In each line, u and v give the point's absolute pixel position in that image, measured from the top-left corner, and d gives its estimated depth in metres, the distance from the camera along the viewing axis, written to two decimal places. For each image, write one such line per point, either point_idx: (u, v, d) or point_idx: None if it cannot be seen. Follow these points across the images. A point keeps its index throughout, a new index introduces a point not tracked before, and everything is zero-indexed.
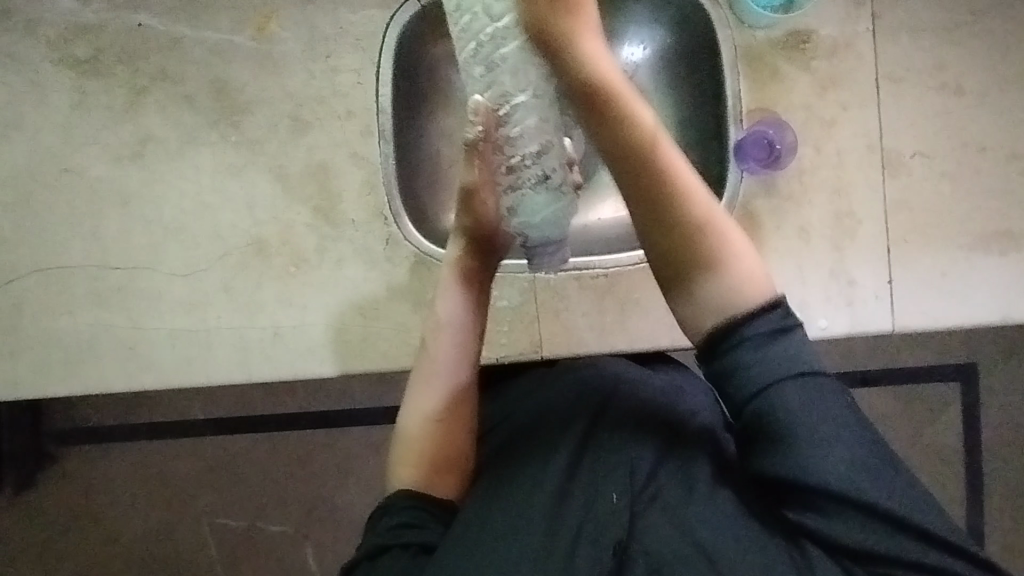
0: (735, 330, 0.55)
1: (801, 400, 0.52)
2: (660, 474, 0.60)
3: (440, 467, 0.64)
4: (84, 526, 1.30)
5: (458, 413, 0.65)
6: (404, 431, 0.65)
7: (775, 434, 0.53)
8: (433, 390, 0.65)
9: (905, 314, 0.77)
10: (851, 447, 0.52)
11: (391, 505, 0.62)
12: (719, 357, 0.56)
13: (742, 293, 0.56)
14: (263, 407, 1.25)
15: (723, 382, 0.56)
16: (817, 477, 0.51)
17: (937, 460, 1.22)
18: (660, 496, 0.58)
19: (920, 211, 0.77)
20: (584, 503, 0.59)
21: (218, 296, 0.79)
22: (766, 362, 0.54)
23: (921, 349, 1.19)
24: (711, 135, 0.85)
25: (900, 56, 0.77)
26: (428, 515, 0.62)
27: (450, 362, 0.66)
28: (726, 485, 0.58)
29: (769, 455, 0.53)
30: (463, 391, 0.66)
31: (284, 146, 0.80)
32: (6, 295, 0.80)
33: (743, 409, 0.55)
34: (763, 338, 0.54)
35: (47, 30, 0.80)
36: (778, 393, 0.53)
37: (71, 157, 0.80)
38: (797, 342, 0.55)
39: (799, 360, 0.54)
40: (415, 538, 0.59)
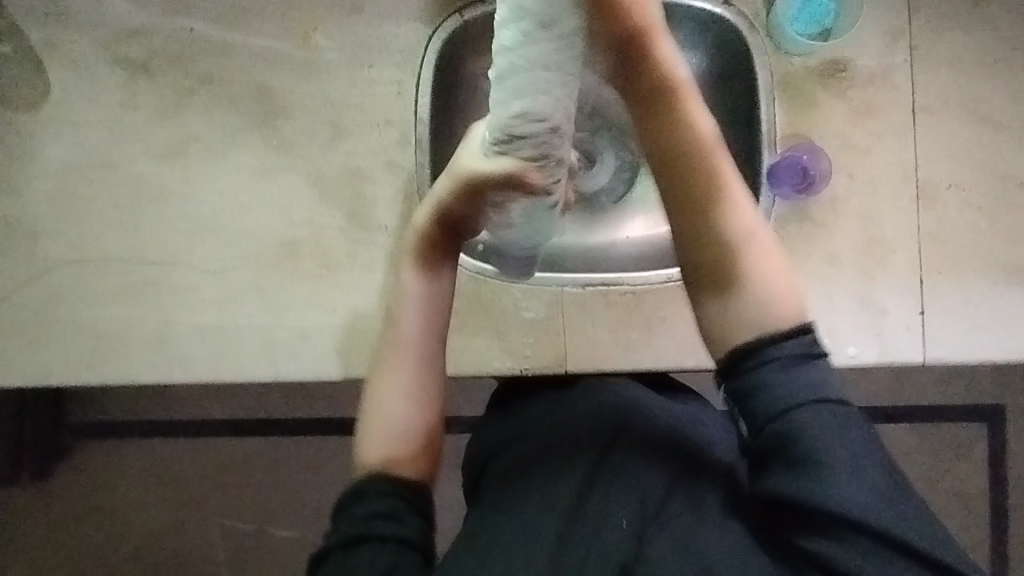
0: (763, 350, 0.57)
1: (826, 428, 0.53)
2: (670, 505, 0.59)
3: (410, 442, 0.64)
4: (96, 520, 1.31)
5: (427, 383, 0.66)
6: (375, 405, 0.65)
7: (793, 455, 0.53)
8: (403, 365, 0.66)
9: (936, 346, 0.76)
10: (868, 476, 0.52)
11: (362, 490, 0.61)
12: (743, 374, 0.57)
13: (773, 318, 0.58)
14: (280, 411, 1.25)
15: (748, 400, 0.57)
16: (833, 503, 0.51)
17: (961, 503, 1.19)
18: (670, 524, 0.58)
19: (954, 243, 0.76)
20: (594, 528, 0.57)
21: (249, 294, 0.80)
22: (789, 384, 0.55)
23: (948, 387, 1.17)
24: (743, 158, 0.85)
25: (937, 88, 0.78)
26: (402, 503, 0.61)
27: (421, 337, 0.66)
28: (736, 517, 0.59)
29: (787, 475, 0.54)
30: (429, 354, 0.66)
31: (323, 151, 0.82)
32: (44, 284, 0.82)
33: (765, 427, 0.56)
34: (788, 361, 0.56)
35: (102, 31, 0.83)
36: (805, 414, 0.54)
37: (117, 153, 0.83)
38: (821, 368, 0.56)
39: (823, 389, 0.55)
40: (389, 528, 0.59)
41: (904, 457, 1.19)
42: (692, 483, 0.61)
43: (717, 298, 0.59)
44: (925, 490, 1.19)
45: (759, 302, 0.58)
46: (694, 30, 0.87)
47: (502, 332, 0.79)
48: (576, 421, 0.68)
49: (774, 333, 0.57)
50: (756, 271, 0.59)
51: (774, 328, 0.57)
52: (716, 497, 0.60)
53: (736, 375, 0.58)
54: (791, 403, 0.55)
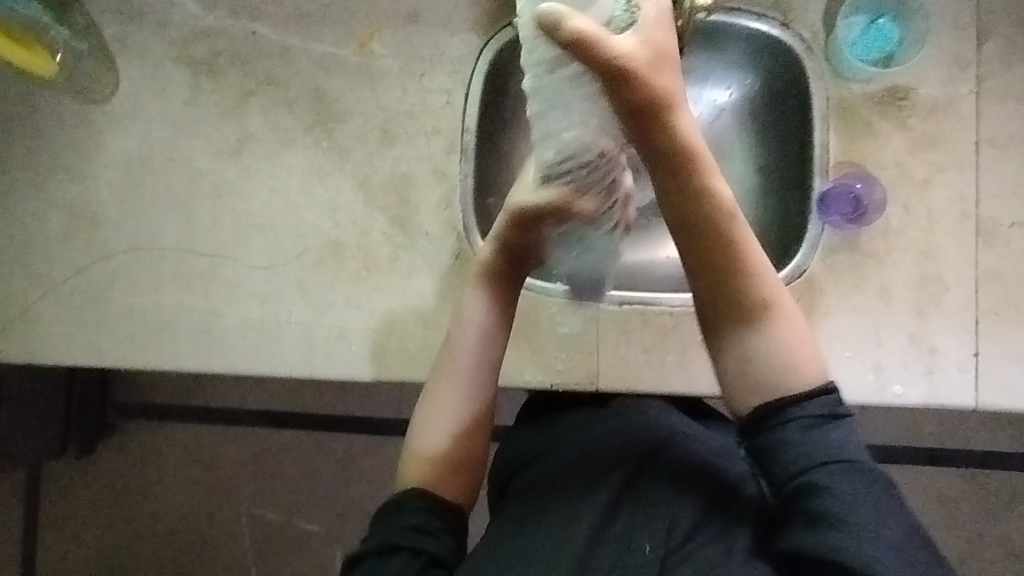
0: (785, 409, 0.57)
1: (851, 487, 0.53)
2: (698, 535, 0.58)
3: (451, 466, 0.65)
4: (134, 497, 1.35)
5: (475, 413, 0.67)
6: (423, 426, 0.66)
7: (815, 513, 0.53)
8: (453, 387, 0.67)
9: (989, 390, 0.72)
10: (892, 535, 0.52)
11: (404, 502, 0.63)
12: (764, 433, 0.58)
13: (790, 379, 0.59)
14: (313, 406, 1.28)
15: (769, 457, 0.57)
16: (857, 561, 0.51)
17: (1007, 556, 1.13)
18: (697, 556, 0.56)
19: (1014, 284, 0.73)
20: (617, 551, 0.57)
21: (292, 291, 0.82)
22: (812, 443, 0.56)
23: (999, 433, 1.11)
24: (793, 184, 0.84)
25: (1003, 121, 0.74)
26: (439, 520, 0.62)
27: (473, 363, 0.67)
28: (764, 559, 0.57)
29: (811, 530, 0.53)
30: (482, 382, 0.67)
31: (371, 155, 0.83)
32: (102, 269, 0.86)
33: (786, 485, 0.56)
34: (812, 420, 0.57)
35: (172, 31, 0.87)
36: (826, 473, 0.54)
37: (178, 148, 0.86)
38: (845, 429, 0.57)
39: (847, 449, 0.55)
40: (422, 543, 0.60)
41: (948, 502, 1.13)
42: (721, 520, 0.59)
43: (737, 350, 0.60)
44: (968, 538, 1.13)
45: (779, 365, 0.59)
46: (750, 51, 0.86)
47: (535, 345, 0.79)
48: (604, 442, 0.67)
49: (795, 395, 0.58)
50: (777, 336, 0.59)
51: (793, 392, 0.58)
52: (744, 538, 0.58)
53: (759, 433, 0.58)
54: (814, 461, 0.55)
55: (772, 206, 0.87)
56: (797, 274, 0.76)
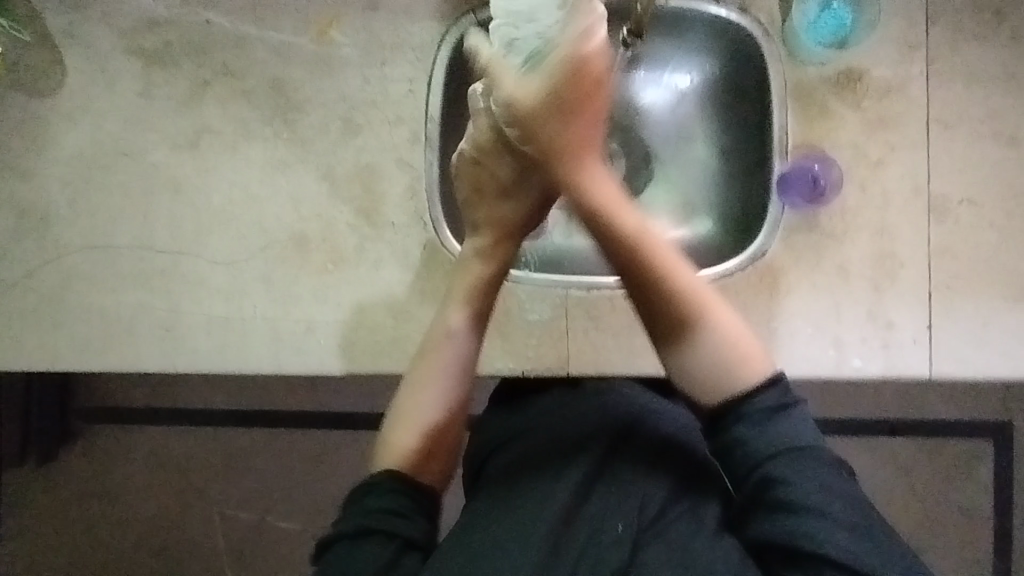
0: (738, 405, 0.59)
1: (808, 473, 0.54)
2: (668, 513, 0.59)
3: (430, 450, 0.65)
4: (101, 503, 1.32)
5: (455, 400, 0.67)
6: (405, 412, 0.66)
7: (775, 501, 0.54)
8: (436, 375, 0.67)
9: (942, 361, 0.75)
10: (854, 518, 0.52)
11: (377, 484, 0.62)
12: (721, 432, 0.59)
13: (738, 376, 0.60)
14: (283, 402, 1.26)
15: (728, 454, 0.58)
16: (816, 545, 0.51)
17: (964, 519, 1.18)
18: (666, 535, 0.57)
19: (963, 258, 0.75)
20: (589, 533, 0.58)
21: (257, 286, 0.81)
22: (764, 435, 0.57)
23: (953, 402, 1.16)
24: (755, 166, 0.85)
25: (952, 101, 0.77)
26: (413, 504, 0.61)
27: (456, 355, 0.68)
28: (731, 533, 0.58)
29: (772, 519, 0.54)
30: (463, 370, 0.68)
31: (333, 146, 0.82)
32: (55, 270, 0.83)
33: (747, 479, 0.57)
34: (765, 412, 0.58)
35: (120, 21, 0.84)
36: (781, 462, 0.55)
37: (132, 142, 0.84)
38: (797, 417, 0.58)
39: (800, 437, 0.56)
40: (398, 526, 0.59)
41: (908, 470, 1.18)
42: (693, 497, 0.61)
43: (677, 353, 0.61)
44: (927, 504, 1.18)
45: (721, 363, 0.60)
46: (710, 37, 0.87)
47: (506, 333, 0.79)
48: (579, 427, 0.67)
49: (743, 391, 0.59)
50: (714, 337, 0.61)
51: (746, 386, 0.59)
52: (715, 512, 0.60)
53: (716, 433, 0.59)
54: (770, 451, 0.56)
55: (735, 189, 0.88)
56: (759, 254, 0.77)
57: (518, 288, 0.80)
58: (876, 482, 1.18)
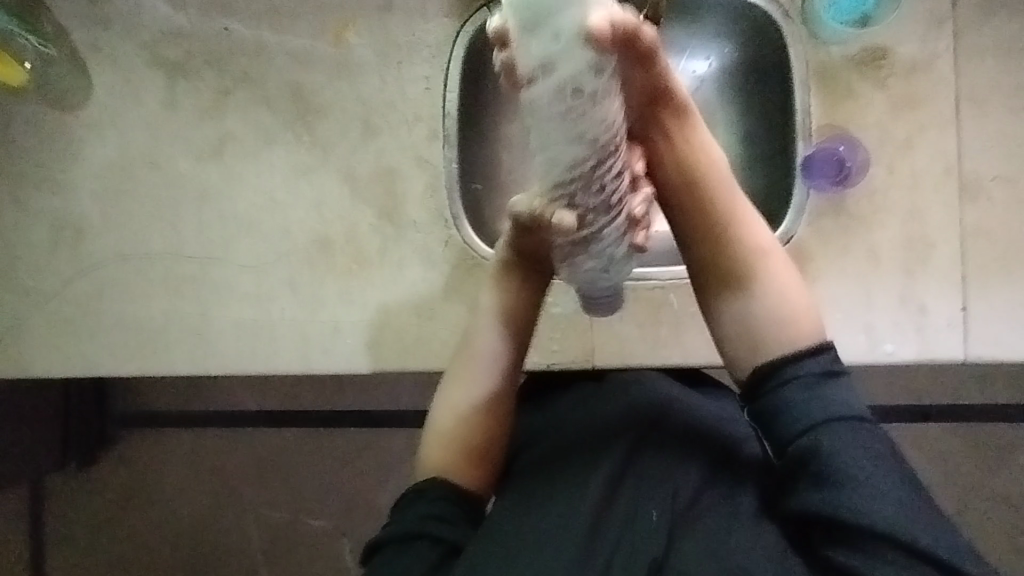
0: (787, 367, 0.59)
1: (850, 441, 0.54)
2: (701, 501, 0.59)
3: (469, 454, 0.65)
4: (140, 505, 1.36)
5: (498, 399, 0.67)
6: (445, 413, 0.67)
7: (817, 471, 0.54)
8: (476, 375, 0.68)
9: (979, 344, 0.73)
10: (893, 486, 0.53)
11: (425, 491, 0.63)
12: (765, 397, 0.59)
13: (793, 334, 0.61)
14: (313, 403, 1.28)
15: (771, 420, 0.58)
16: (859, 514, 0.52)
17: (1005, 506, 1.15)
18: (703, 524, 0.57)
19: (999, 238, 0.73)
20: (624, 521, 0.57)
21: (283, 289, 0.82)
22: (810, 402, 0.56)
23: (991, 386, 1.13)
24: (777, 151, 0.84)
25: (982, 76, 0.75)
26: (458, 511, 0.62)
27: (495, 352, 0.69)
28: (769, 518, 0.58)
29: (811, 486, 0.54)
30: (505, 368, 0.69)
31: (354, 148, 0.83)
32: (89, 280, 0.85)
33: (789, 446, 0.57)
34: (811, 378, 0.58)
35: (142, 33, 0.85)
36: (826, 429, 0.55)
37: (158, 152, 0.85)
38: (843, 386, 0.58)
39: (845, 405, 0.56)
40: (443, 532, 0.60)
41: (944, 457, 1.15)
42: (730, 481, 0.61)
43: (735, 301, 0.63)
44: (965, 491, 1.15)
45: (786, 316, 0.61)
46: (729, 18, 0.86)
47: None
48: (606, 419, 0.67)
49: (789, 355, 0.59)
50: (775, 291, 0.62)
51: (795, 347, 0.60)
52: (751, 497, 0.60)
53: (762, 396, 0.59)
54: (815, 418, 0.56)
55: (757, 175, 0.87)
56: (785, 240, 0.76)
57: None
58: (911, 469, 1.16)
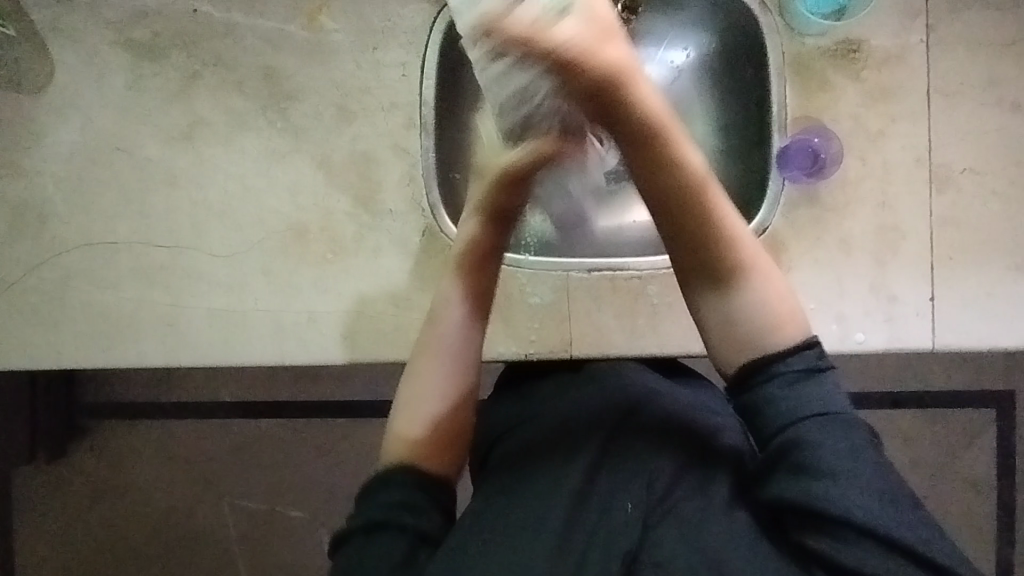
0: (771, 363, 0.59)
1: (831, 436, 0.55)
2: (678, 489, 0.59)
3: (437, 439, 0.64)
4: (111, 497, 1.33)
5: (461, 382, 0.66)
6: (407, 398, 0.65)
7: (797, 464, 0.55)
8: (436, 360, 0.67)
9: (945, 332, 0.75)
10: (870, 480, 0.53)
11: (390, 478, 0.62)
12: (749, 390, 0.60)
13: (773, 337, 0.61)
14: (288, 393, 1.27)
15: (756, 413, 0.59)
16: (838, 507, 0.52)
17: (969, 487, 1.19)
18: (679, 512, 0.57)
19: (965, 229, 0.75)
20: (600, 511, 0.57)
21: (257, 278, 0.81)
22: (793, 398, 0.57)
23: (956, 372, 1.16)
24: (754, 141, 0.84)
25: (953, 69, 0.76)
26: (425, 497, 0.61)
27: (458, 335, 0.68)
28: (743, 506, 0.59)
29: (788, 476, 0.55)
30: (467, 347, 0.68)
31: (328, 134, 0.81)
32: (54, 268, 0.82)
33: (772, 439, 0.57)
34: (793, 375, 0.58)
35: (107, 13, 0.82)
36: (807, 424, 0.56)
37: (125, 137, 0.83)
38: (826, 383, 0.58)
39: (827, 401, 0.57)
40: (411, 520, 0.59)
41: (911, 441, 1.18)
42: (706, 468, 0.61)
43: (719, 303, 0.62)
44: (931, 473, 1.19)
45: (768, 321, 0.61)
46: (707, 8, 0.86)
47: (508, 317, 0.79)
48: (583, 411, 0.67)
49: (778, 350, 0.60)
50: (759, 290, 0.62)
51: (777, 347, 0.60)
52: (726, 488, 0.60)
53: (747, 390, 0.60)
54: (795, 412, 0.57)
55: (734, 165, 0.87)
56: (760, 231, 0.77)
57: (518, 270, 0.80)
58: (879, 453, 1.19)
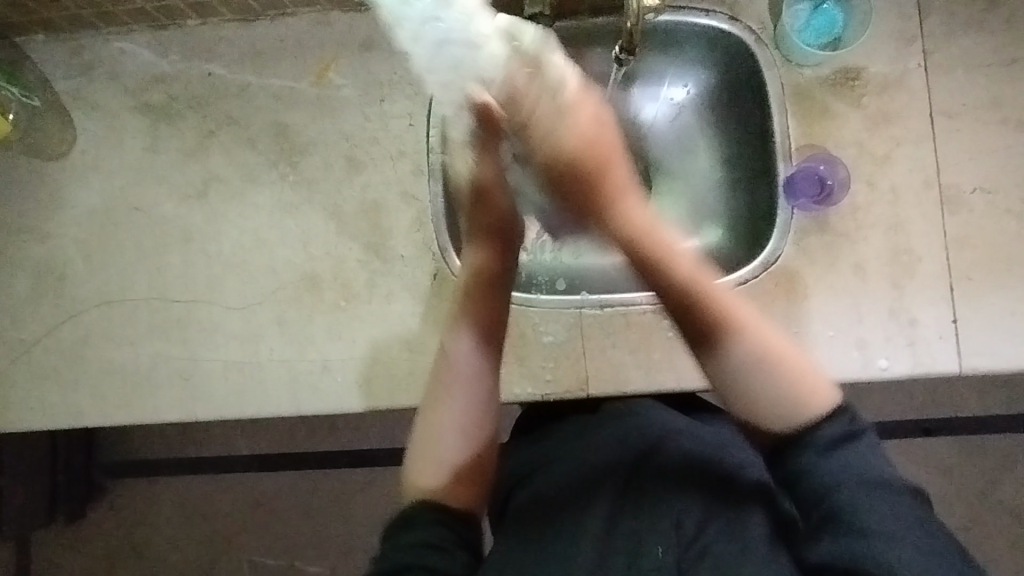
0: (807, 432, 0.56)
1: (876, 503, 0.52)
2: (708, 530, 0.57)
3: (460, 472, 0.61)
4: (128, 558, 1.32)
5: (480, 418, 0.63)
6: (426, 434, 0.63)
7: (847, 533, 0.51)
8: (454, 395, 0.64)
9: (972, 355, 0.73)
10: (918, 546, 0.50)
11: (412, 517, 0.59)
12: (789, 463, 0.57)
13: (803, 407, 0.57)
14: (305, 444, 1.26)
15: (798, 484, 0.56)
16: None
17: (1012, 518, 1.14)
18: (712, 554, 0.55)
19: (983, 249, 0.74)
20: (625, 559, 0.56)
21: (271, 329, 0.81)
22: (833, 465, 0.55)
23: (987, 395, 1.13)
24: (759, 171, 0.84)
25: (954, 92, 0.76)
26: (451, 536, 0.58)
27: (473, 371, 0.65)
28: (784, 551, 0.56)
29: (832, 540, 0.52)
30: (482, 383, 0.65)
31: (340, 185, 0.83)
32: (74, 327, 0.84)
33: (819, 510, 0.54)
34: (831, 441, 0.56)
35: (126, 80, 0.86)
36: (851, 490, 0.53)
37: (143, 196, 0.85)
38: (866, 448, 0.56)
39: (868, 467, 0.54)
40: (437, 561, 0.56)
41: (946, 471, 1.14)
42: (736, 510, 0.58)
43: (738, 372, 0.59)
44: (970, 505, 1.14)
45: (799, 393, 0.58)
46: (704, 48, 0.87)
47: (523, 357, 0.79)
48: (603, 456, 0.66)
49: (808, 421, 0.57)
50: (787, 370, 0.59)
51: (809, 417, 0.57)
52: (761, 527, 0.57)
53: (786, 461, 0.57)
54: (840, 477, 0.54)
55: (742, 196, 0.87)
56: (772, 260, 0.76)
57: (531, 310, 0.80)
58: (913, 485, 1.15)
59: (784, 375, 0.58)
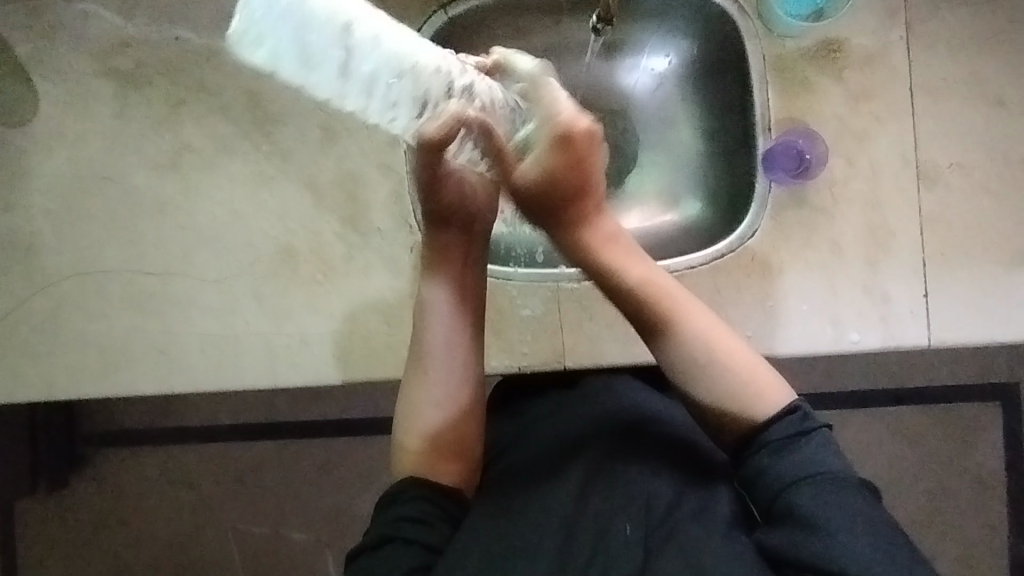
0: (758, 435, 0.58)
1: (824, 498, 0.53)
2: (678, 512, 0.59)
3: (442, 448, 0.63)
4: (113, 526, 1.33)
5: (459, 392, 0.65)
6: (410, 411, 0.64)
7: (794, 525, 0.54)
8: (433, 370, 0.65)
9: (942, 329, 0.74)
10: (867, 539, 0.52)
11: (398, 493, 0.61)
12: (744, 464, 0.59)
13: (757, 406, 0.59)
14: (288, 414, 1.26)
15: (753, 484, 0.58)
16: (837, 564, 0.51)
17: (979, 484, 1.17)
18: (679, 540, 0.56)
19: (957, 226, 0.74)
20: (595, 534, 0.57)
21: (248, 302, 0.81)
22: (784, 464, 0.56)
23: (957, 366, 1.16)
24: (739, 145, 0.84)
25: (935, 66, 0.76)
26: (433, 509, 0.60)
27: (449, 346, 0.65)
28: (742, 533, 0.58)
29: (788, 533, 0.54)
30: (462, 358, 0.66)
31: (315, 156, 0.82)
32: (46, 298, 0.82)
33: (771, 505, 0.56)
34: (781, 443, 0.57)
35: (91, 44, 0.83)
36: (800, 488, 0.55)
37: (112, 166, 0.83)
38: (818, 444, 0.57)
39: (819, 463, 0.55)
40: (421, 534, 0.58)
41: (916, 439, 1.17)
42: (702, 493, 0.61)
43: (696, 382, 0.61)
44: (939, 473, 1.17)
45: (753, 396, 0.60)
46: (688, 18, 0.86)
47: (500, 331, 0.79)
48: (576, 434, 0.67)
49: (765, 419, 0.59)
50: (743, 373, 0.61)
51: (764, 412, 0.59)
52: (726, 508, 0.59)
53: (740, 463, 0.59)
54: (789, 476, 0.55)
55: (722, 169, 0.87)
56: (748, 235, 0.77)
57: (508, 284, 0.80)
58: (884, 454, 1.18)
59: (741, 382, 0.60)
